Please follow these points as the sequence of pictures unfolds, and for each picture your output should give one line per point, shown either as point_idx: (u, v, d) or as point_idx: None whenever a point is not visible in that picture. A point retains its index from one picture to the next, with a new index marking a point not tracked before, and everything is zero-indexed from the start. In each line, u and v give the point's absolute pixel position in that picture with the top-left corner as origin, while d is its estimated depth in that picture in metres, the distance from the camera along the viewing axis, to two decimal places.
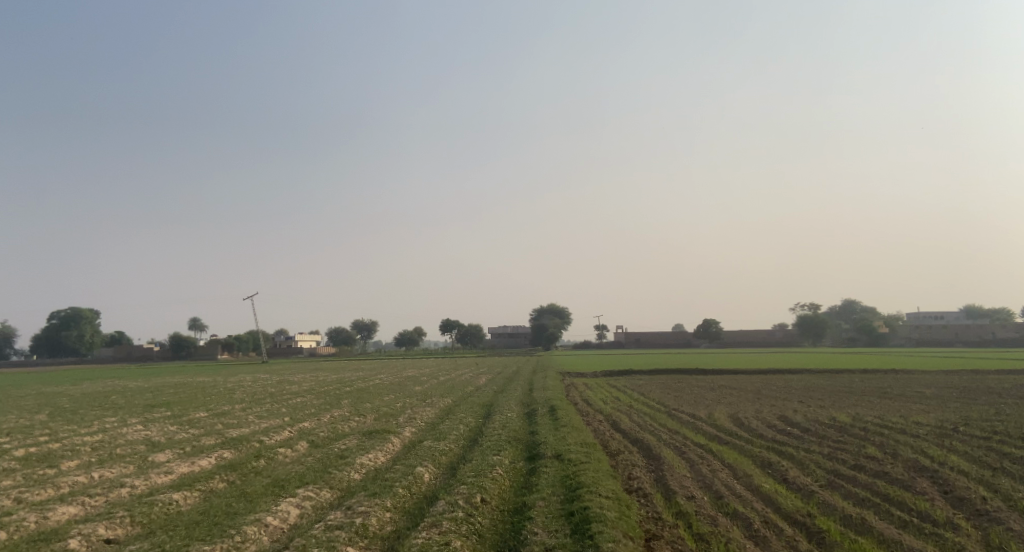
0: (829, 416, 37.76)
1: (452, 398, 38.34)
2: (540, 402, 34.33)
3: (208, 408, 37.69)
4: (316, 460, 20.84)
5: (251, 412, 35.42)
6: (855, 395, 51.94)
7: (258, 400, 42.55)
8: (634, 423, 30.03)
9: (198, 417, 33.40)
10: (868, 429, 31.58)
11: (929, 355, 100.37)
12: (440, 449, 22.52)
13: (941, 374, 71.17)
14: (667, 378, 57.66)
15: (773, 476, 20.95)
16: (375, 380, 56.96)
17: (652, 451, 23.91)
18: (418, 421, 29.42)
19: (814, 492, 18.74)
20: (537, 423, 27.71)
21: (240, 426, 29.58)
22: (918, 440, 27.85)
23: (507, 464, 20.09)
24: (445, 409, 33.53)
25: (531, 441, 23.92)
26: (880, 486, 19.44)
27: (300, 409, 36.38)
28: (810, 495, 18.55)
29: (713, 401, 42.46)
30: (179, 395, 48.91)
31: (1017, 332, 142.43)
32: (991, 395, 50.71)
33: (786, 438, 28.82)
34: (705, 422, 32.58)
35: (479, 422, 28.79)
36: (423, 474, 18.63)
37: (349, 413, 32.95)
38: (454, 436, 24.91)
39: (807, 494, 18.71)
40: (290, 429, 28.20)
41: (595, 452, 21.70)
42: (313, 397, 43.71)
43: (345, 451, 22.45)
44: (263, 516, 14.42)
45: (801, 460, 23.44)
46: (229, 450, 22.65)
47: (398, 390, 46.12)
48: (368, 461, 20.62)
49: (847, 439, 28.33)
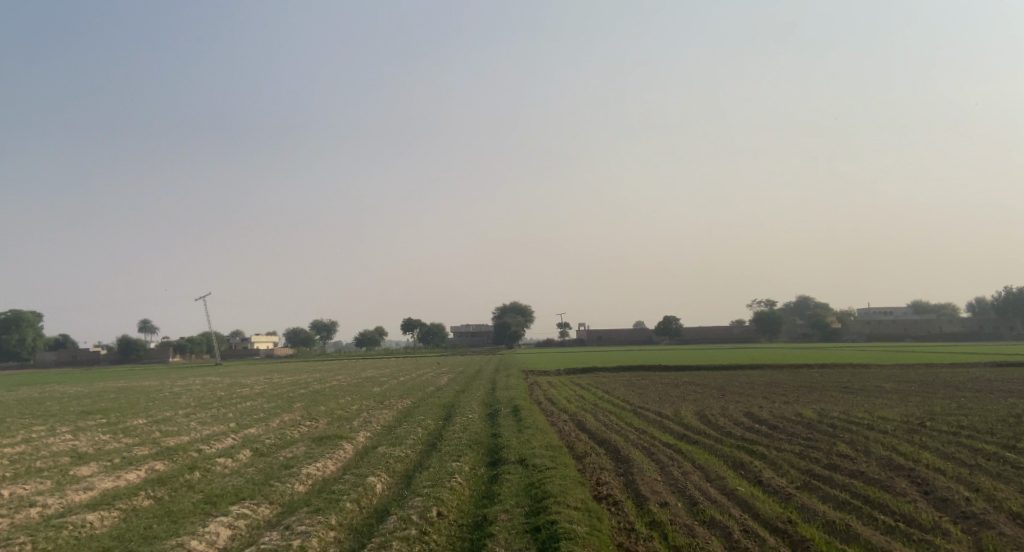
0: (795, 412, 36.78)
1: (411, 399, 36.73)
2: (503, 402, 32.82)
3: (149, 415, 35.69)
4: (258, 470, 19.10)
5: (194, 418, 33.52)
6: (818, 390, 51.20)
7: (204, 405, 40.50)
8: (600, 423, 28.66)
9: (136, 424, 31.47)
10: (836, 425, 30.51)
11: (884, 350, 100.64)
12: (394, 455, 20.92)
13: (899, 368, 71.07)
14: (629, 376, 56.64)
15: (748, 478, 19.61)
16: (330, 381, 55.10)
17: (620, 453, 22.50)
18: (373, 425, 27.76)
19: (796, 494, 17.44)
20: (499, 425, 26.23)
21: (179, 434, 27.74)
22: (889, 436, 26.82)
23: (468, 471, 18.55)
24: (402, 411, 31.89)
25: (492, 445, 22.39)
26: (861, 485, 18.14)
27: (248, 413, 34.50)
28: (792, 495, 17.24)
29: (677, 399, 41.27)
30: (121, 399, 46.63)
31: (964, 327, 144.70)
32: (952, 389, 50.41)
33: (754, 436, 27.55)
34: (672, 421, 31.28)
35: (438, 425, 27.25)
36: (374, 484, 16.97)
37: (299, 417, 31.19)
38: (411, 442, 23.32)
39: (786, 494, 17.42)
40: (234, 436, 26.37)
41: (561, 456, 20.22)
42: (263, 401, 41.76)
43: (292, 460, 20.73)
44: (186, 540, 12.80)
45: (774, 460, 22.16)
46: (161, 463, 20.88)
47: (355, 392, 44.39)
48: (315, 471, 18.93)
49: (818, 436, 27.17)
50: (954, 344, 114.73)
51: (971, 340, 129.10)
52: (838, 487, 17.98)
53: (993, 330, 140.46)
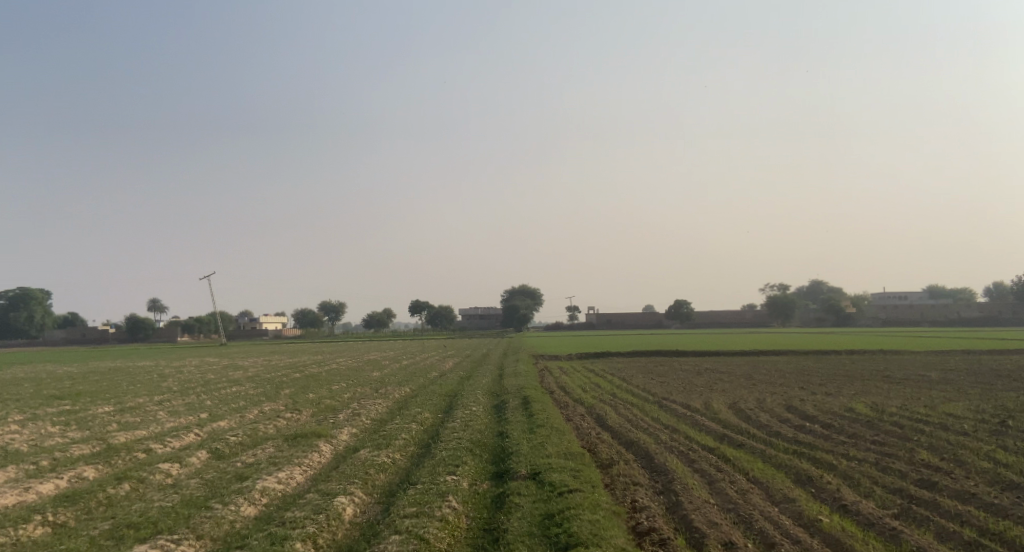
0: (844, 406, 32.43)
1: (411, 387, 32.62)
2: (513, 393, 28.64)
3: (117, 401, 31.68)
4: (201, 484, 15.00)
5: (164, 406, 29.50)
6: (856, 379, 46.79)
7: (182, 391, 36.42)
8: (624, 419, 24.52)
9: (94, 413, 27.46)
10: (900, 423, 26.20)
11: (896, 336, 96.24)
12: (375, 462, 16.89)
13: (928, 354, 66.51)
14: (649, 362, 52.30)
15: (825, 501, 15.46)
16: (329, 365, 51.16)
17: (654, 459, 18.42)
18: (360, 419, 23.64)
19: (906, 542, 13.35)
20: (508, 421, 22.05)
21: (136, 426, 23.79)
22: (973, 440, 22.50)
23: (466, 489, 14.46)
24: (400, 401, 27.84)
25: (498, 449, 18.29)
26: (990, 528, 13.90)
27: (227, 400, 30.50)
28: (902, 547, 13.18)
29: (706, 389, 37.04)
30: (100, 383, 42.56)
31: (981, 312, 139.79)
32: (1003, 378, 46.02)
33: (812, 439, 23.26)
34: (707, 416, 26.97)
35: (437, 421, 23.04)
36: (341, 510, 12.93)
37: (281, 408, 27.12)
38: (401, 444, 19.23)
39: (897, 546, 13.29)
40: (198, 431, 22.34)
41: (584, 470, 16.15)
42: (250, 386, 37.84)
43: (251, 467, 16.66)
44: None
45: (848, 474, 17.98)
46: (94, 467, 17.10)
47: (352, 377, 40.36)
48: (274, 486, 14.84)
49: (888, 440, 22.82)
50: (971, 330, 110.41)
51: (987, 325, 124.92)
52: (949, 532, 13.84)
53: (1009, 316, 134.86)
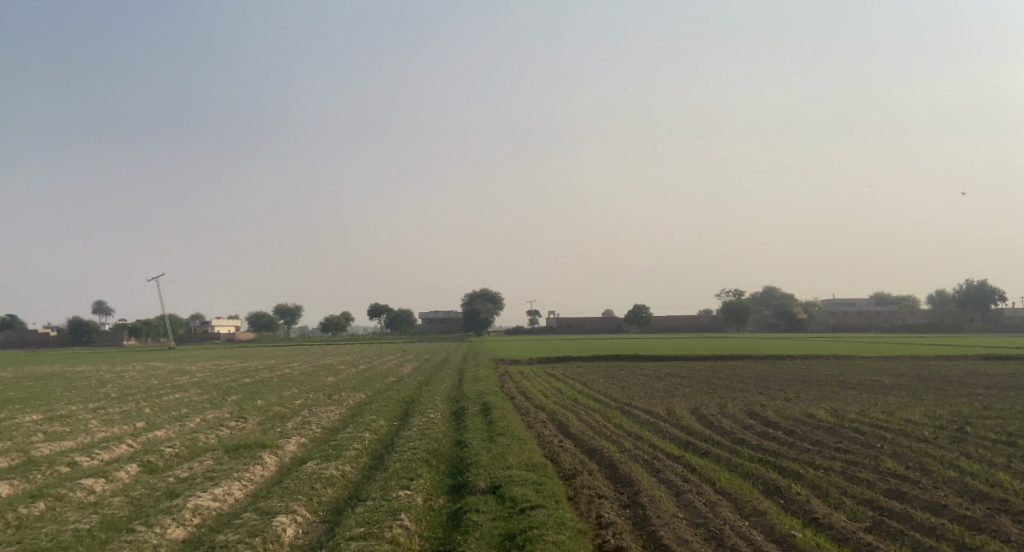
0: (805, 412, 31.87)
1: (364, 393, 31.31)
2: (471, 399, 27.47)
3: (50, 408, 29.82)
4: (125, 503, 13.62)
5: (99, 414, 27.79)
6: (814, 384, 46.49)
7: (122, 397, 34.58)
8: (586, 426, 23.54)
9: (22, 422, 25.67)
10: (863, 430, 25.62)
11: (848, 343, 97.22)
12: (323, 476, 15.65)
13: (883, 360, 66.91)
14: (608, 366, 51.53)
15: (797, 514, 14.63)
16: (281, 369, 49.48)
17: (618, 469, 17.46)
18: (309, 428, 22.26)
19: None
20: (467, 429, 20.89)
21: (65, 436, 22.17)
22: (938, 447, 21.95)
23: (420, 504, 13.33)
24: (353, 408, 26.50)
25: (455, 461, 17.15)
26: (966, 543, 13.19)
27: (167, 408, 28.82)
28: None
29: (667, 394, 36.26)
30: (35, 388, 40.45)
31: (926, 318, 142.34)
32: (957, 384, 46.14)
33: (776, 446, 22.52)
34: (670, 422, 26.10)
35: (391, 429, 21.77)
36: (281, 532, 11.72)
37: (224, 416, 25.67)
38: (352, 454, 17.97)
39: None
40: (131, 442, 20.82)
41: (546, 482, 15.12)
42: (195, 392, 36.14)
43: (185, 483, 15.30)
44: None
45: (817, 484, 17.20)
46: (8, 482, 15.58)
47: (303, 382, 38.85)
48: (208, 503, 13.55)
49: (854, 447, 22.15)
50: (917, 336, 112.39)
51: (932, 332, 127.24)
52: (925, 546, 13.12)
53: (953, 323, 137.63)
